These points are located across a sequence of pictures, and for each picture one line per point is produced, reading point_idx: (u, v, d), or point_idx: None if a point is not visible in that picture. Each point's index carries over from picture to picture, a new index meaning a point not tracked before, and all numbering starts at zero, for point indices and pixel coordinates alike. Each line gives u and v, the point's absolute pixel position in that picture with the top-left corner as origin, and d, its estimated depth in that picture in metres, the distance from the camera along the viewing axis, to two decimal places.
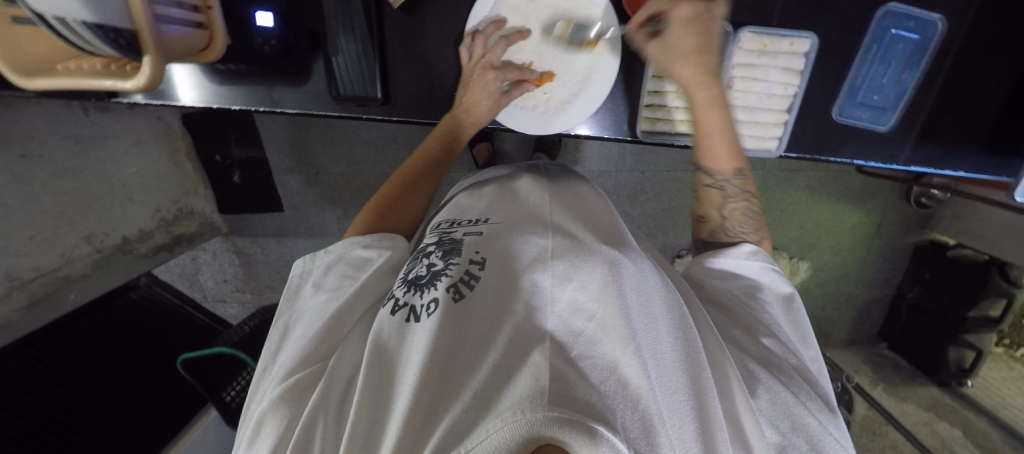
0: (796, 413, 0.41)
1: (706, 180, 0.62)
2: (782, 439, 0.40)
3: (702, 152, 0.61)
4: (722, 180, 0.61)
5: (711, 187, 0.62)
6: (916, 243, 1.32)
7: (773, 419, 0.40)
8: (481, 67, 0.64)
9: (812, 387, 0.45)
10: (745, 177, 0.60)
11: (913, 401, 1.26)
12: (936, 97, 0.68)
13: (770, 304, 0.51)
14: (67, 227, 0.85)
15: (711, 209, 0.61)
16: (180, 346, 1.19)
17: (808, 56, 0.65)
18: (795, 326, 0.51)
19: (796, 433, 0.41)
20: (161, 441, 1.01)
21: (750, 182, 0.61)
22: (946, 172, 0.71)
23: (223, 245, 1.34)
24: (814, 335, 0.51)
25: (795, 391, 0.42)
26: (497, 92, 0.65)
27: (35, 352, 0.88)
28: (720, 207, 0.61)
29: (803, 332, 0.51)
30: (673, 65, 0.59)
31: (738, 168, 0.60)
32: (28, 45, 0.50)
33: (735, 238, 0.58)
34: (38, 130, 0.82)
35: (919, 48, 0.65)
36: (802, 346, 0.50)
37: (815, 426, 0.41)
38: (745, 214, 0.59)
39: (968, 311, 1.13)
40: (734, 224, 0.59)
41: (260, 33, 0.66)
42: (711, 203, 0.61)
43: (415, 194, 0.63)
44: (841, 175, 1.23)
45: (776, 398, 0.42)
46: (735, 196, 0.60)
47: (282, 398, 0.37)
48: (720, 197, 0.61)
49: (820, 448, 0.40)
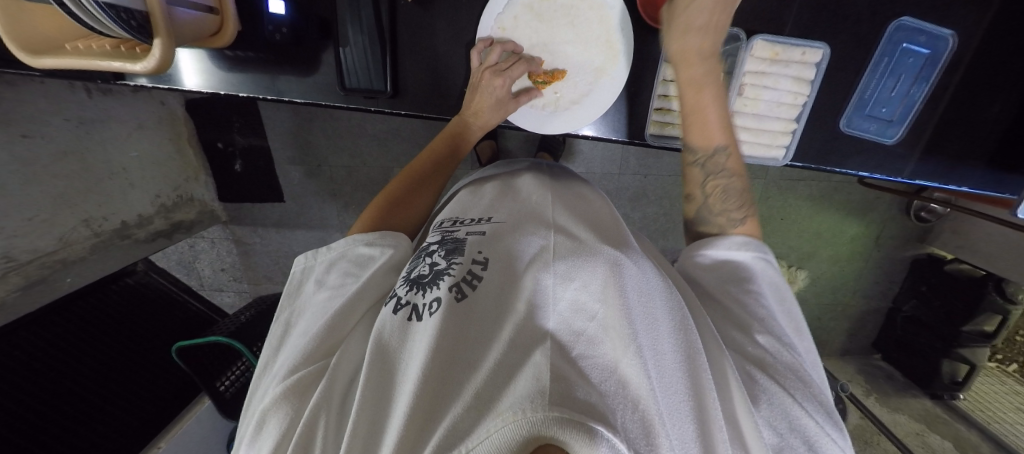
0: (793, 414, 0.41)
1: (690, 157, 0.60)
2: (779, 441, 0.40)
3: (689, 129, 0.60)
4: (702, 156, 0.59)
5: (694, 166, 0.60)
6: (914, 256, 1.33)
7: (769, 420, 0.41)
8: (490, 72, 0.62)
9: (812, 394, 0.43)
10: (728, 153, 0.58)
11: (906, 412, 1.25)
12: (943, 113, 0.68)
13: (763, 296, 0.49)
14: (66, 209, 0.84)
15: (696, 188, 0.60)
16: (176, 334, 1.19)
17: (820, 66, 0.66)
18: (791, 319, 0.49)
19: (793, 433, 0.41)
20: (149, 433, 0.98)
21: (736, 160, 0.58)
22: (950, 187, 0.71)
23: (222, 234, 1.33)
24: (808, 326, 0.49)
25: (791, 390, 0.42)
26: (503, 96, 0.63)
27: (29, 334, 0.88)
28: (703, 185, 0.59)
29: (800, 325, 0.49)
30: (674, 37, 0.59)
31: (724, 145, 0.58)
32: (37, 22, 0.50)
33: (718, 217, 0.56)
34: (40, 110, 0.81)
35: (929, 63, 0.66)
36: (797, 340, 0.47)
37: (811, 426, 0.41)
38: (729, 193, 0.57)
39: (963, 325, 1.14)
40: (716, 201, 0.57)
41: (272, 20, 0.64)
42: (695, 182, 0.60)
43: (420, 193, 0.63)
44: (842, 185, 1.23)
45: (776, 401, 0.41)
46: (720, 174, 0.58)
47: (285, 396, 0.37)
48: (703, 175, 0.59)
49: (816, 448, 0.40)
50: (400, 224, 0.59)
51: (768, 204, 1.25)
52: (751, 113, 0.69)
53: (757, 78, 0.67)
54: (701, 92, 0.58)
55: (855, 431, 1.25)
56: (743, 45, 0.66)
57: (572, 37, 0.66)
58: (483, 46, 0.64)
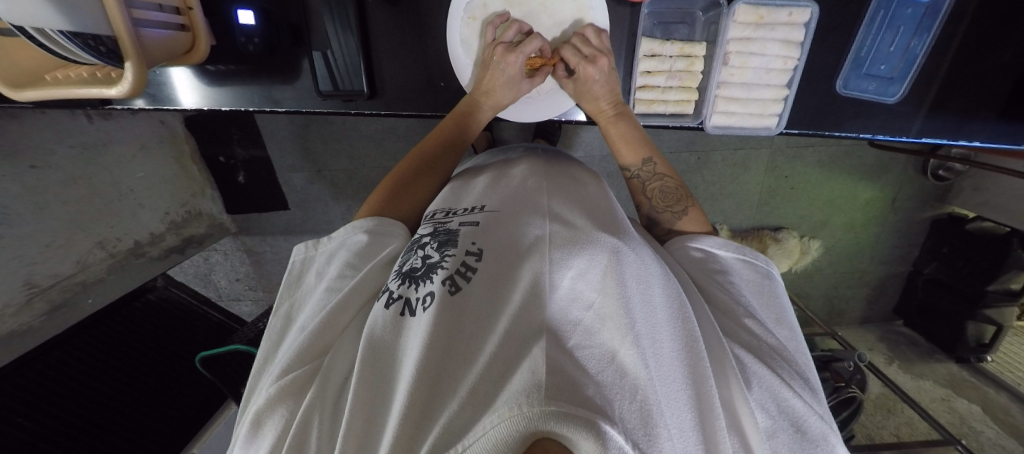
0: (781, 396, 0.39)
1: (627, 173, 0.64)
2: (771, 424, 0.38)
3: (614, 146, 0.64)
4: (636, 170, 0.63)
5: (632, 178, 0.64)
6: (934, 217, 1.27)
7: (762, 403, 0.39)
8: (503, 48, 0.61)
9: (790, 365, 0.42)
10: (656, 162, 0.62)
11: (929, 379, 1.26)
12: (950, 66, 0.64)
13: (743, 291, 0.48)
14: (80, 234, 0.88)
15: (640, 196, 0.63)
16: (199, 343, 1.23)
17: (808, 27, 0.63)
18: (770, 308, 0.47)
19: (783, 415, 0.39)
20: (184, 438, 1.04)
21: (664, 165, 0.62)
22: (961, 143, 0.67)
23: (233, 245, 1.36)
24: (796, 319, 0.47)
25: (779, 372, 0.41)
26: (517, 75, 0.62)
27: (62, 354, 0.92)
28: (644, 192, 0.62)
29: (778, 313, 0.47)
30: (582, 98, 0.64)
31: (648, 155, 0.62)
32: (18, 57, 0.51)
33: (664, 215, 0.59)
34: (47, 140, 0.84)
35: (929, 13, 0.62)
36: (775, 328, 0.46)
37: (801, 408, 0.39)
38: (664, 192, 0.60)
39: (987, 285, 1.10)
40: (657, 202, 0.60)
41: (243, 31, 0.64)
42: (636, 190, 0.63)
43: (424, 178, 0.63)
44: (853, 149, 1.18)
45: (763, 384, 0.40)
46: (651, 179, 0.62)
47: (282, 395, 0.38)
48: (640, 184, 0.63)
49: (808, 432, 0.38)
50: (405, 212, 0.59)
51: (776, 174, 1.21)
52: (738, 83, 0.67)
53: (742, 45, 0.64)
54: (616, 126, 0.63)
55: (877, 399, 1.24)
56: (725, 11, 0.63)
57: (545, 18, 0.65)
58: (500, 21, 0.63)
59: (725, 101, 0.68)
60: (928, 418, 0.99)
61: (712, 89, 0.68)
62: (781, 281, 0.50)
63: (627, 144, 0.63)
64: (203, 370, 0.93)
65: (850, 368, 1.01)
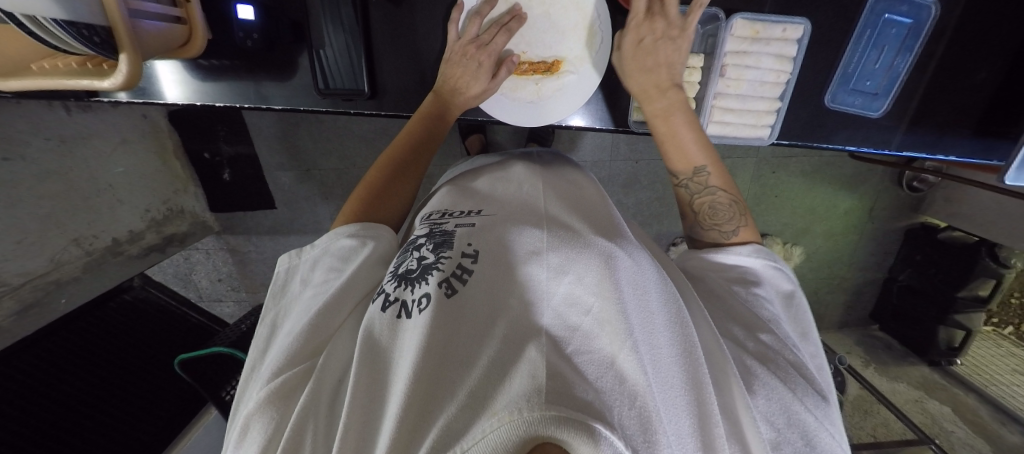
0: (791, 407, 0.40)
1: (675, 179, 0.60)
2: (774, 435, 0.39)
3: (668, 152, 0.61)
4: (685, 178, 0.59)
5: (680, 187, 0.61)
6: (908, 226, 1.33)
7: (768, 414, 0.40)
8: (473, 46, 0.62)
9: (804, 378, 0.43)
10: (710, 171, 0.58)
11: (904, 380, 1.32)
12: (928, 84, 0.68)
13: (770, 300, 0.48)
14: (55, 231, 0.84)
15: (686, 208, 0.60)
16: (179, 345, 1.19)
17: (801, 42, 0.65)
18: (797, 322, 0.49)
19: (790, 427, 0.39)
20: (161, 441, 1.00)
21: (719, 176, 0.58)
22: (938, 156, 0.71)
23: (215, 244, 1.31)
24: (815, 332, 0.50)
25: (786, 381, 0.42)
26: (486, 72, 0.63)
27: (30, 357, 0.87)
28: (691, 204, 0.59)
29: (803, 327, 0.49)
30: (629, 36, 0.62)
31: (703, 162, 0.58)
32: (3, 46, 0.50)
33: (708, 233, 0.57)
34: (21, 132, 0.81)
35: (912, 33, 0.65)
36: (802, 343, 0.48)
37: (810, 421, 0.40)
38: (715, 208, 0.57)
39: (957, 291, 1.16)
40: (705, 218, 0.57)
41: (241, 26, 0.62)
42: (683, 202, 0.60)
43: (401, 183, 0.61)
44: (833, 160, 1.22)
45: (771, 394, 0.40)
46: (704, 191, 0.58)
47: (269, 400, 0.37)
48: (689, 195, 0.59)
49: (814, 443, 0.39)
50: (391, 215, 0.59)
51: (761, 182, 1.24)
52: (733, 94, 0.69)
53: (739, 58, 0.67)
54: (670, 123, 0.60)
55: (855, 401, 1.29)
56: (722, 25, 0.66)
57: (548, 25, 0.66)
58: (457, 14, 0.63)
59: (721, 111, 0.70)
60: (902, 419, 1.03)
61: (709, 100, 0.70)
62: (805, 301, 0.51)
63: (678, 148, 0.60)
64: (183, 374, 0.89)
65: (831, 371, 1.04)
